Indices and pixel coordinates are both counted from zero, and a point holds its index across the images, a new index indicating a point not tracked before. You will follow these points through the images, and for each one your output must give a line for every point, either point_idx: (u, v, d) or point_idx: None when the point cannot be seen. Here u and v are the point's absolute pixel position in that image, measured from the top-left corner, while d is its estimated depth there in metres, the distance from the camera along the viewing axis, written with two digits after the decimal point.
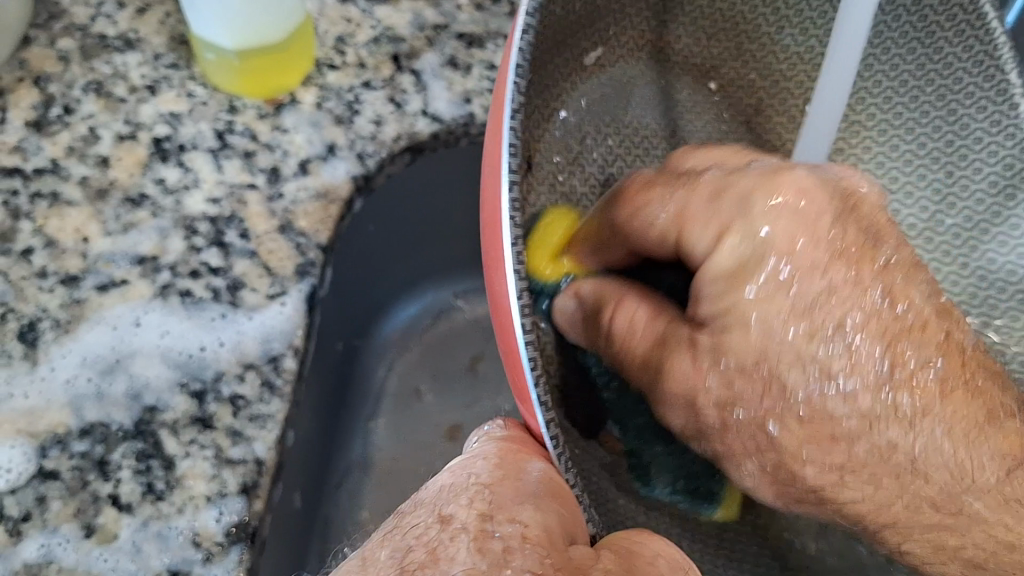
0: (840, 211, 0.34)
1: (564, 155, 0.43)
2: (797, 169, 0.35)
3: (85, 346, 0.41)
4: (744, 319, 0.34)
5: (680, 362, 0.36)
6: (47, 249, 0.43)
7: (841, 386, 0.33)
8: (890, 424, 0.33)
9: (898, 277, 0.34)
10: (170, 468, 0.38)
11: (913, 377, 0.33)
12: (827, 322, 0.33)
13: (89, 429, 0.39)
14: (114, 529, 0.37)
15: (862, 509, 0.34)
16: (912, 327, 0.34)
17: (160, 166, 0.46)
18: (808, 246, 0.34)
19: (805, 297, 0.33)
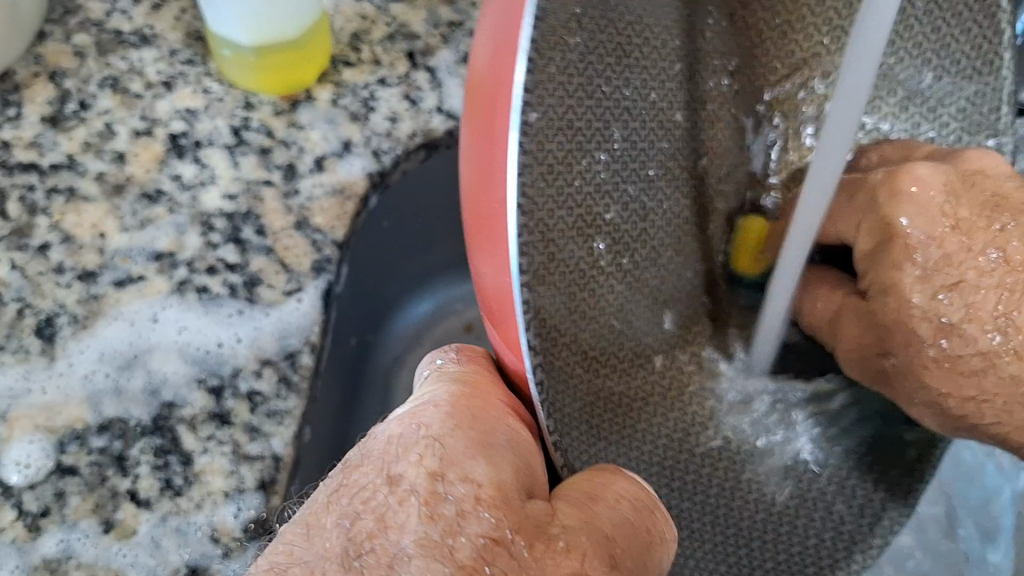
0: (964, 194, 0.36)
1: (550, 36, 0.30)
2: (916, 166, 0.36)
3: (103, 341, 0.41)
4: (896, 288, 0.35)
5: (905, 330, 0.35)
6: (64, 244, 0.44)
7: (962, 333, 0.34)
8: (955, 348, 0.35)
9: (1016, 240, 0.35)
10: (188, 463, 0.39)
11: (1003, 313, 0.34)
12: (955, 280, 0.35)
13: (107, 425, 0.39)
14: (133, 524, 0.37)
15: (1005, 411, 0.35)
16: (1010, 268, 0.35)
17: (177, 161, 0.46)
18: (931, 219, 0.35)
19: (930, 254, 0.35)
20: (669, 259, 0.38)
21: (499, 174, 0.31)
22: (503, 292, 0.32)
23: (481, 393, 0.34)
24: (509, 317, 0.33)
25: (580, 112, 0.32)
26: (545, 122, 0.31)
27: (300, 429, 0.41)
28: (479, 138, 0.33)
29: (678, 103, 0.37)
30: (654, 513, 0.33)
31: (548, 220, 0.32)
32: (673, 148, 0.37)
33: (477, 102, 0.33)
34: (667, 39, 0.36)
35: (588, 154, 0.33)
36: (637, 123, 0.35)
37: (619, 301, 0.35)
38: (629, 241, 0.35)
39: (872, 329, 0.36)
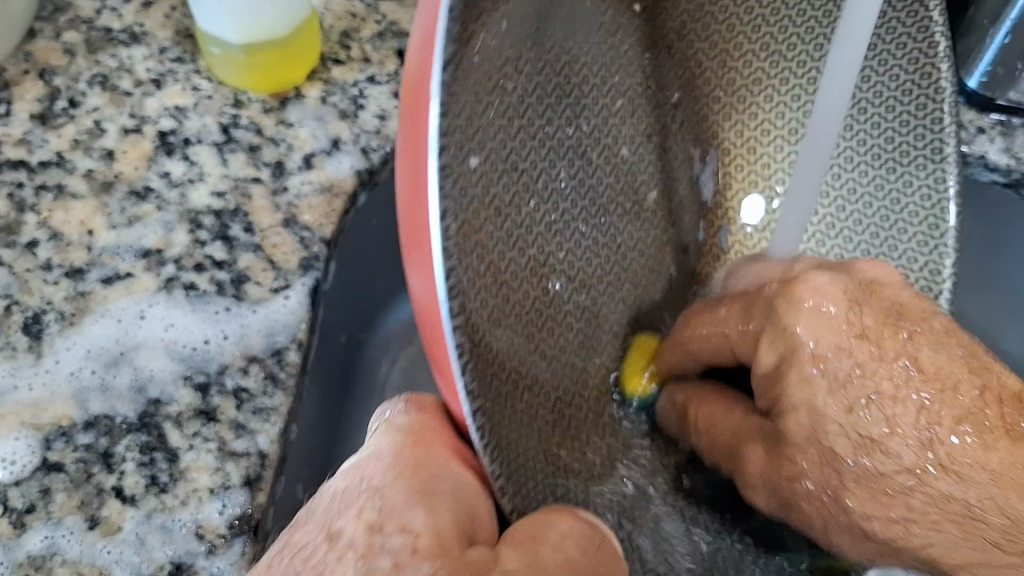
0: (868, 301, 0.36)
1: (490, 70, 0.30)
2: (813, 276, 0.37)
3: (90, 338, 0.41)
4: (812, 403, 0.35)
5: (756, 451, 0.37)
6: (52, 241, 0.44)
7: (886, 450, 0.33)
8: (884, 457, 0.33)
9: (924, 349, 0.34)
10: (174, 460, 0.38)
11: (919, 408, 0.33)
12: (872, 391, 0.34)
13: (94, 421, 0.39)
14: (119, 521, 0.37)
15: (908, 530, 0.34)
16: (939, 388, 0.33)
17: (165, 159, 0.46)
18: (830, 332, 0.35)
19: (833, 372, 0.34)
20: (614, 289, 0.40)
21: (423, 231, 0.29)
22: (433, 317, 0.29)
23: (426, 442, 0.34)
24: (445, 372, 0.31)
25: (536, 149, 0.34)
26: (489, 164, 0.31)
27: (288, 428, 0.40)
28: (409, 170, 0.30)
29: (624, 140, 0.41)
30: (604, 547, 0.32)
31: (499, 261, 0.32)
32: (618, 182, 0.40)
33: (406, 141, 0.30)
34: (609, 79, 0.39)
35: (535, 183, 0.34)
36: (581, 156, 0.37)
37: (576, 337, 0.38)
38: (586, 275, 0.38)
39: (792, 458, 0.36)
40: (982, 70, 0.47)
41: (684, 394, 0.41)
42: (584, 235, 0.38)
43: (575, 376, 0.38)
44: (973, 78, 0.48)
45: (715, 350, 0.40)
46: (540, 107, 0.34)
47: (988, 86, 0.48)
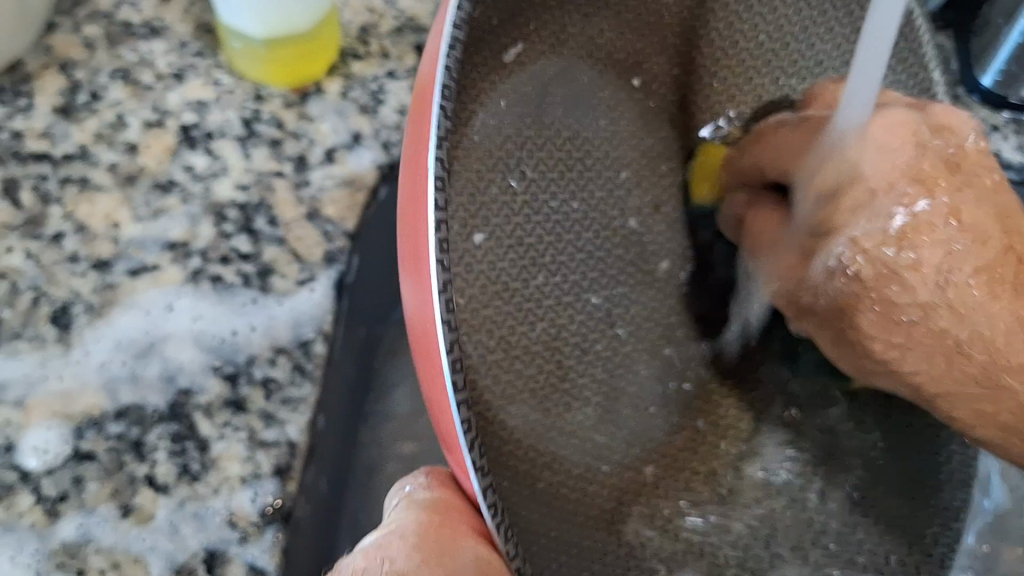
0: (934, 141, 0.33)
1: (485, 158, 0.31)
2: (893, 111, 0.33)
3: (119, 330, 0.42)
4: (841, 232, 0.33)
5: (763, 213, 0.37)
6: (78, 234, 0.44)
7: (901, 275, 0.31)
8: (910, 266, 0.31)
9: (963, 201, 0.31)
10: (205, 450, 0.39)
11: (920, 222, 0.31)
12: (895, 239, 0.31)
13: (124, 411, 0.40)
14: (152, 510, 0.38)
15: (918, 362, 0.32)
16: (956, 233, 0.31)
17: (187, 152, 0.47)
18: (881, 167, 0.32)
19: (871, 205, 0.32)
20: (631, 370, 0.36)
21: (423, 279, 0.30)
22: (427, 335, 0.30)
23: (448, 520, 0.32)
24: (442, 408, 0.31)
25: (528, 232, 0.33)
26: (491, 240, 0.32)
27: (315, 417, 0.40)
28: (406, 209, 0.32)
29: (630, 211, 0.36)
30: None
31: (511, 336, 0.32)
32: (628, 252, 0.36)
33: (406, 173, 0.32)
34: (614, 151, 0.36)
35: (529, 242, 0.33)
36: (581, 216, 0.34)
37: (592, 415, 0.35)
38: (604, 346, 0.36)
39: (824, 241, 0.33)
40: (998, 67, 0.48)
41: (745, 202, 0.38)
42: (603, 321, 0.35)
43: (593, 452, 0.35)
44: (987, 75, 0.49)
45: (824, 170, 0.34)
46: (545, 183, 0.33)
47: (1003, 84, 0.48)
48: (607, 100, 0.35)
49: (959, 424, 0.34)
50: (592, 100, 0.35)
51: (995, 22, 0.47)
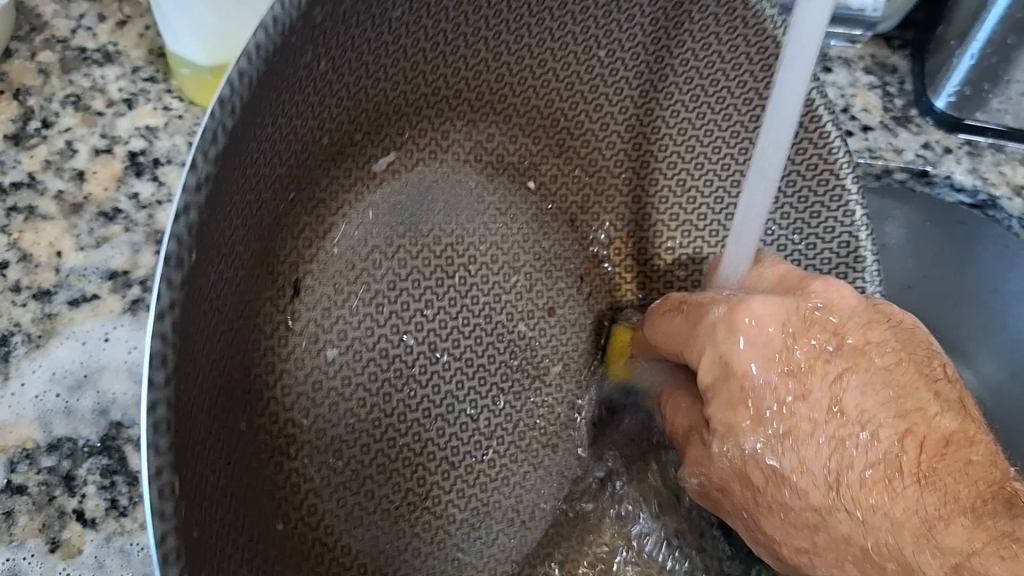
0: (815, 330, 0.36)
1: (346, 270, 0.34)
2: (753, 300, 0.37)
3: (55, 361, 0.41)
4: (731, 432, 0.36)
5: (677, 402, 0.41)
6: (21, 263, 0.44)
7: (794, 486, 0.35)
8: (793, 469, 0.35)
9: (852, 389, 0.35)
10: (134, 484, 0.39)
11: (788, 411, 0.35)
12: (785, 444, 0.35)
13: (57, 444, 0.39)
14: (79, 544, 0.37)
15: (817, 557, 0.35)
16: (831, 413, 0.34)
17: (134, 179, 0.47)
18: (766, 358, 0.35)
19: (759, 401, 0.35)
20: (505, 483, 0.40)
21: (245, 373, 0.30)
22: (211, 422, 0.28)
23: None
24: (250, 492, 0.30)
25: (394, 344, 0.36)
26: (348, 354, 0.34)
27: None
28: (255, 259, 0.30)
29: (520, 314, 0.41)
30: None
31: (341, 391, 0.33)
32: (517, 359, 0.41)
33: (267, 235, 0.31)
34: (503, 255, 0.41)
35: (394, 353, 0.36)
36: (460, 322, 0.38)
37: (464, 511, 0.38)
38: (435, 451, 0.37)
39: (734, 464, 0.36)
40: (951, 89, 0.51)
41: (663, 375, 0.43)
42: (439, 384, 0.37)
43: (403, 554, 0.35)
44: (942, 97, 0.52)
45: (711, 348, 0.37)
46: (418, 289, 0.37)
47: (956, 106, 0.51)
48: (496, 203, 0.41)
49: None
50: (480, 209, 0.40)
51: (948, 43, 0.50)
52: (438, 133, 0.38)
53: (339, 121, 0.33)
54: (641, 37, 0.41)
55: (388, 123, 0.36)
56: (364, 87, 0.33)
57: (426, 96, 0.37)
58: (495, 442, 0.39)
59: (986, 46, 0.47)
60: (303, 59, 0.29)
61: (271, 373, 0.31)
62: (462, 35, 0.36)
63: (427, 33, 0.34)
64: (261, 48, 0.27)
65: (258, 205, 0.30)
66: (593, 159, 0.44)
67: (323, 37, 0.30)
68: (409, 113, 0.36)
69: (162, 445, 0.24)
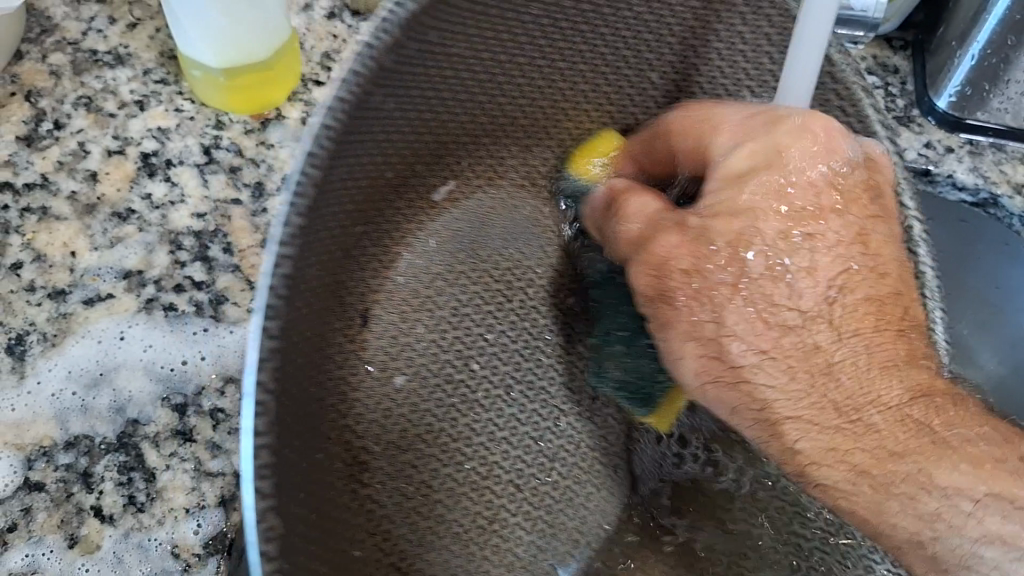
0: (857, 173, 0.39)
1: (412, 299, 0.39)
2: (822, 122, 0.38)
3: (71, 359, 0.42)
4: (753, 213, 0.38)
5: (642, 198, 0.41)
6: (36, 263, 0.44)
7: (789, 283, 0.37)
8: (800, 271, 0.37)
9: (880, 232, 0.39)
10: (151, 480, 0.39)
11: (815, 215, 0.38)
12: (808, 239, 0.37)
13: (74, 441, 0.40)
14: (97, 539, 0.38)
15: (763, 362, 0.37)
16: (858, 238, 0.38)
17: (147, 180, 0.48)
18: (811, 174, 0.38)
19: (796, 195, 0.38)
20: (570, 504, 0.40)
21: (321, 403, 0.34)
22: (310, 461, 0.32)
23: None
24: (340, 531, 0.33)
25: (460, 369, 0.39)
26: (416, 380, 0.38)
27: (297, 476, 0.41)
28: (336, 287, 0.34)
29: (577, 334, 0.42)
30: None
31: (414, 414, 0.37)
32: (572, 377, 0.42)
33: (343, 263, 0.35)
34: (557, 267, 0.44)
35: (457, 377, 0.39)
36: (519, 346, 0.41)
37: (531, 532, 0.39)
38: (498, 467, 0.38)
39: (729, 243, 0.38)
40: (953, 89, 0.52)
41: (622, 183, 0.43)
42: (503, 409, 0.39)
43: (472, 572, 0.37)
44: (944, 97, 0.52)
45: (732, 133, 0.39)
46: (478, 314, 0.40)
47: (957, 105, 0.52)
48: (551, 226, 0.44)
49: (793, 444, 0.37)
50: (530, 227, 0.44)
51: (950, 45, 0.51)
52: (493, 159, 0.43)
53: (416, 140, 0.38)
54: (669, 51, 0.44)
55: (450, 156, 0.41)
56: (438, 112, 0.38)
57: (479, 124, 0.41)
58: (558, 465, 0.40)
59: (986, 47, 0.47)
60: (377, 103, 0.33)
61: (344, 400, 0.35)
62: (517, 72, 0.40)
63: (484, 78, 0.39)
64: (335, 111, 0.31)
65: (340, 228, 0.34)
66: None
67: (389, 83, 0.34)
68: (463, 137, 0.41)
69: (265, 490, 0.27)
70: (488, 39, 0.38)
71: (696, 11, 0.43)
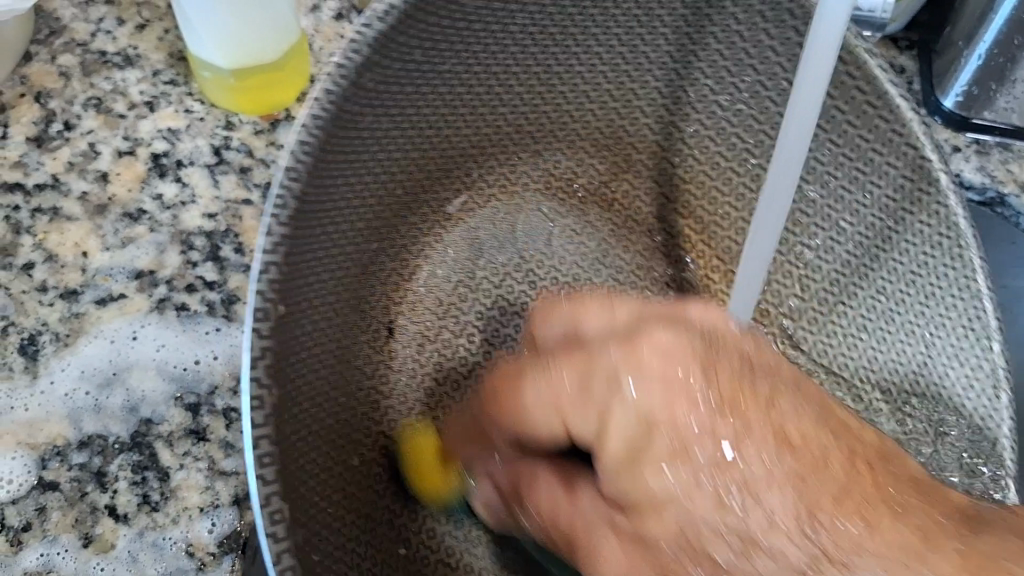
0: (715, 356, 0.29)
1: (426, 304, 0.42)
2: (655, 331, 0.31)
3: (85, 359, 0.42)
4: (666, 501, 0.28)
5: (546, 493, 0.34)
6: (47, 263, 0.45)
7: (740, 518, 0.26)
8: (739, 515, 0.26)
9: (785, 406, 0.28)
10: (165, 479, 0.39)
11: (695, 436, 0.28)
12: (699, 471, 0.27)
13: (87, 441, 0.40)
14: (112, 538, 0.38)
15: None
16: (776, 432, 0.27)
17: (158, 181, 0.48)
18: (683, 392, 0.28)
19: (660, 439, 0.28)
20: None
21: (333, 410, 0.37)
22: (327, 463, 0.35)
23: None
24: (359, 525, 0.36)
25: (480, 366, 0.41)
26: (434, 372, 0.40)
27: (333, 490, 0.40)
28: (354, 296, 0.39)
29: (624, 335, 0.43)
30: None
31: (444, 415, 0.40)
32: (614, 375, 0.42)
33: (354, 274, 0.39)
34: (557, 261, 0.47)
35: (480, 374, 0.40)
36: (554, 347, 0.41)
37: None
38: None
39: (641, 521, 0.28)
40: (959, 89, 0.52)
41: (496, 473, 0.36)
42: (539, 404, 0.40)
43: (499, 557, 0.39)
44: (950, 97, 0.53)
45: (545, 411, 0.33)
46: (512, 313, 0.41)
47: (964, 105, 0.52)
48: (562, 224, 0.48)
49: None
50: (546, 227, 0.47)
51: (957, 45, 0.51)
52: (505, 169, 0.46)
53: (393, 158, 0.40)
54: (653, 77, 0.45)
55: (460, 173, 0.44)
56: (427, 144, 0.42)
57: (470, 142, 0.44)
58: None
59: (992, 47, 0.48)
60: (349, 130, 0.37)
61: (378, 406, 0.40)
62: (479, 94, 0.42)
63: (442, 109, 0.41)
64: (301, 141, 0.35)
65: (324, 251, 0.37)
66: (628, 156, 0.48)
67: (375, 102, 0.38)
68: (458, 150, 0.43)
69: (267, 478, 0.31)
70: (457, 51, 0.40)
71: (672, 49, 0.44)
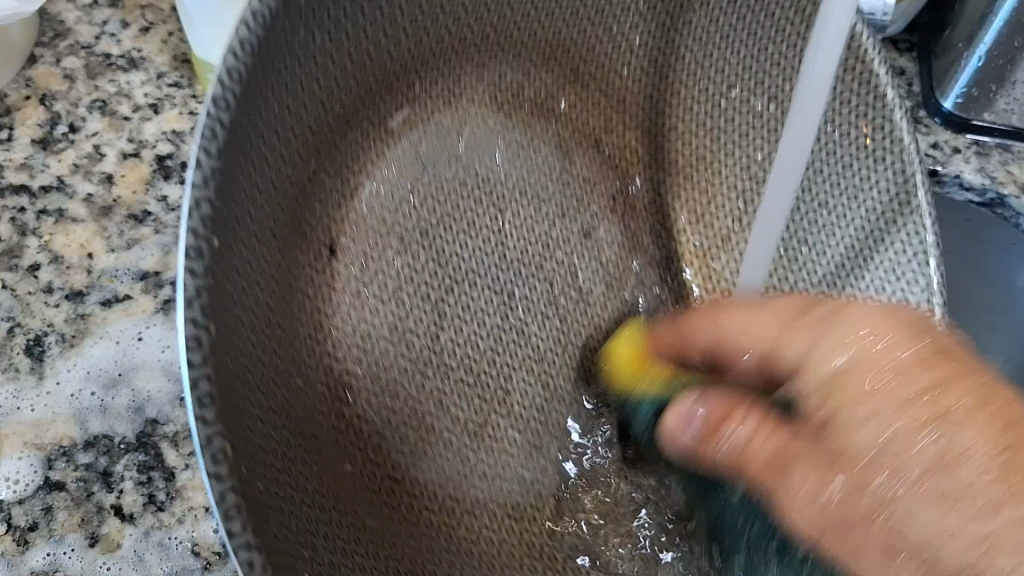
0: (955, 367, 0.30)
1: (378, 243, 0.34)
2: (861, 328, 0.32)
3: (90, 360, 0.42)
4: (896, 470, 0.29)
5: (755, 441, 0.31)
6: (53, 265, 0.45)
7: (986, 509, 0.27)
8: (969, 490, 0.28)
9: (1000, 404, 0.29)
10: (171, 479, 0.40)
11: (926, 423, 0.29)
12: (946, 455, 0.28)
13: (93, 441, 0.40)
14: (118, 538, 0.38)
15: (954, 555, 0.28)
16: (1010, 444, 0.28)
17: (162, 183, 0.48)
18: (947, 399, 0.29)
19: (910, 442, 0.29)
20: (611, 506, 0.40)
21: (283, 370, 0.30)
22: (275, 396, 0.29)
23: None
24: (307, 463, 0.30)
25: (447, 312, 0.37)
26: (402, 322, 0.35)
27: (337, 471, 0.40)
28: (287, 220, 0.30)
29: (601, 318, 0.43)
30: None
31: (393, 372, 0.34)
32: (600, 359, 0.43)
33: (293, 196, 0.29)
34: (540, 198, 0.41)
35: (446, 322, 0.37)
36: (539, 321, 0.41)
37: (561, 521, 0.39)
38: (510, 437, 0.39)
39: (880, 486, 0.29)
40: (959, 91, 0.52)
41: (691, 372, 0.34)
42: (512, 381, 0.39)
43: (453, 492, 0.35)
44: (949, 99, 0.53)
45: (796, 352, 0.33)
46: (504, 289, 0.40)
47: (963, 106, 0.53)
48: (515, 140, 0.41)
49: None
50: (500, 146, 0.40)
51: (956, 47, 0.51)
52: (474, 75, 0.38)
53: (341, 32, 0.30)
54: None
55: (413, 81, 0.35)
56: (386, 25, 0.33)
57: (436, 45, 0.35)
58: None
59: (992, 48, 0.48)
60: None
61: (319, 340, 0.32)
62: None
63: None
64: (246, 42, 0.26)
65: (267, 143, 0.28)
66: (614, 78, 0.45)
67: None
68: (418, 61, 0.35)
69: None
70: None
71: None
